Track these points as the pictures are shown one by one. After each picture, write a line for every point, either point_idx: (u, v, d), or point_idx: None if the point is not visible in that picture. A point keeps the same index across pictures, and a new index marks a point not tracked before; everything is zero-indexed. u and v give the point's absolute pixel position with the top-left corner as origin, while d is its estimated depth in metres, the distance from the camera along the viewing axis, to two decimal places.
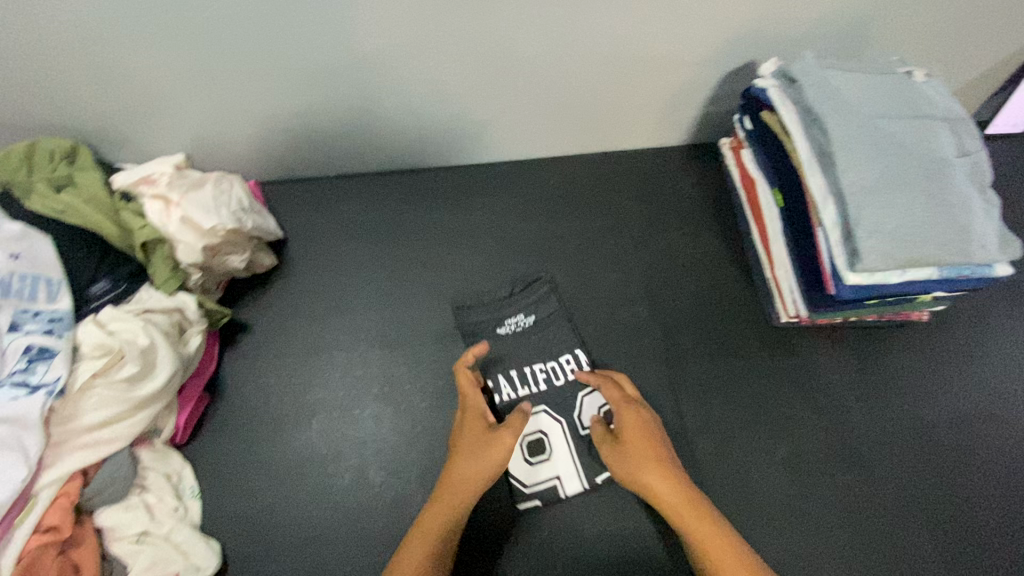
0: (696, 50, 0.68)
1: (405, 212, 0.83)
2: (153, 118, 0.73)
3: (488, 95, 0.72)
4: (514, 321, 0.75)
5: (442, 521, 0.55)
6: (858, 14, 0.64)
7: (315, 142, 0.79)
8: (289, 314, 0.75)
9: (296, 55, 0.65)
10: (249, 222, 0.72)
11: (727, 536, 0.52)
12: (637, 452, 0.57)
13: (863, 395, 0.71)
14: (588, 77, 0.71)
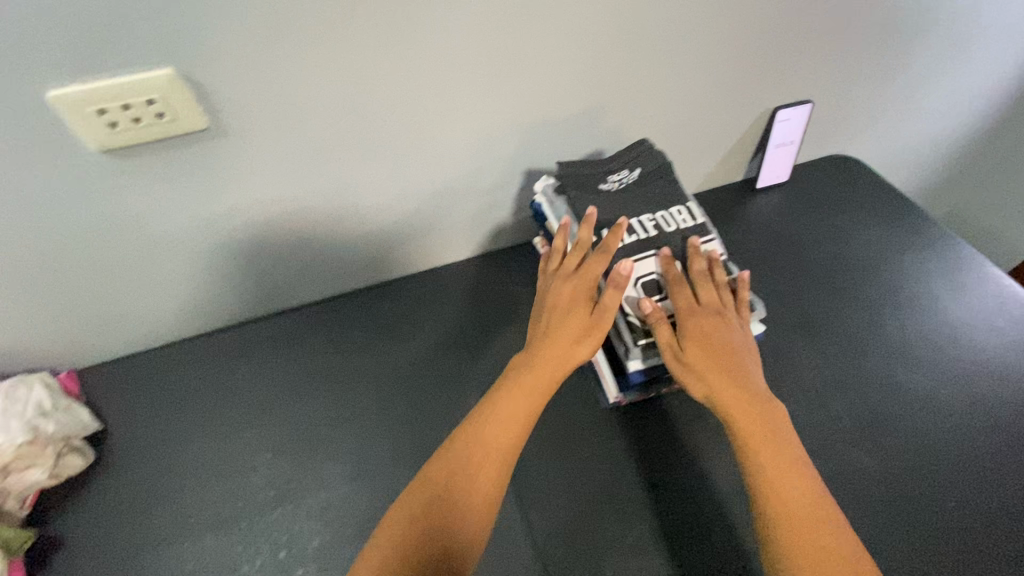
0: (480, 168, 0.79)
1: (237, 369, 0.80)
2: None
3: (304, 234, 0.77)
4: (619, 176, 0.72)
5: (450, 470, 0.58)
6: (594, 137, 0.83)
7: (129, 320, 0.78)
8: (111, 513, 0.69)
9: (81, 230, 0.65)
10: (48, 425, 0.68)
11: (776, 417, 0.60)
12: (700, 354, 0.63)
13: (706, 469, 0.69)
14: (391, 187, 0.77)
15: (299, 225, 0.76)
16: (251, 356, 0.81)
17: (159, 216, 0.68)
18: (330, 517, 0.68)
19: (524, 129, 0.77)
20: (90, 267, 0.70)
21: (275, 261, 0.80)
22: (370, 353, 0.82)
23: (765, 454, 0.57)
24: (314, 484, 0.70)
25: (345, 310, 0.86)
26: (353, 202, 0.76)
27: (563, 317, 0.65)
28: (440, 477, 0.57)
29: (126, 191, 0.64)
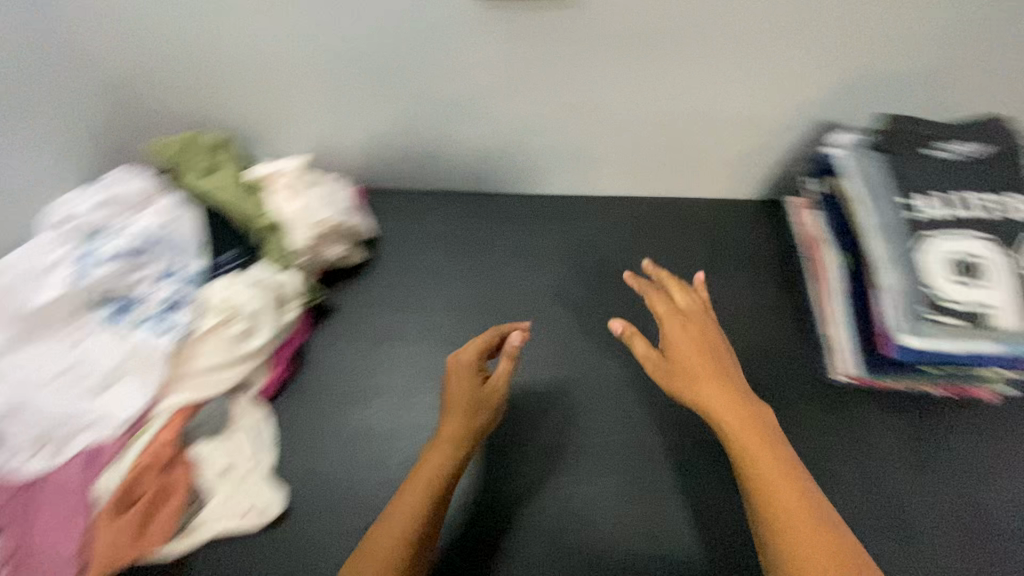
0: (775, 109, 0.77)
1: (484, 233, 0.90)
2: (287, 124, 0.85)
3: (585, 129, 0.81)
4: (958, 146, 0.67)
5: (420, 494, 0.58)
6: (909, 107, 0.76)
7: (414, 162, 0.90)
8: (371, 305, 0.84)
9: (426, 68, 0.76)
10: (353, 220, 0.83)
11: (742, 415, 0.55)
12: (686, 355, 0.59)
13: (904, 479, 0.68)
14: (684, 105, 0.77)
15: (583, 120, 0.80)
16: (497, 226, 0.90)
17: (485, 72, 0.75)
18: (539, 379, 0.78)
19: (845, 77, 0.72)
20: (414, 106, 0.81)
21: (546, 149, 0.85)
22: (599, 258, 0.87)
23: (763, 461, 0.52)
24: (531, 348, 0.80)
25: (585, 212, 0.91)
26: (643, 111, 0.78)
27: (462, 391, 0.65)
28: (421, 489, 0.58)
29: (475, 42, 0.72)
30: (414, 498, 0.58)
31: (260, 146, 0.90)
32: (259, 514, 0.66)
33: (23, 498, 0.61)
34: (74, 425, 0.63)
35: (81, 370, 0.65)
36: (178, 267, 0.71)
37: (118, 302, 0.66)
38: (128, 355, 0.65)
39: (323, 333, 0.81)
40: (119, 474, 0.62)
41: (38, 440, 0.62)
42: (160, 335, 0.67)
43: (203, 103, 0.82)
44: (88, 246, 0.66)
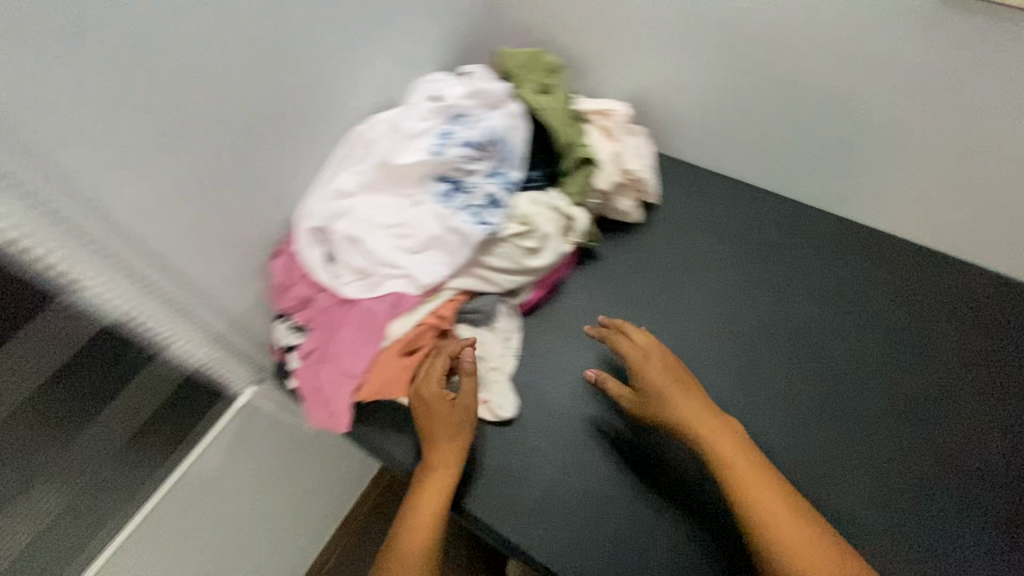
0: None
1: (766, 231, 0.88)
2: (630, 67, 0.91)
3: (934, 165, 0.78)
4: None
5: (420, 534, 0.64)
6: None
7: (726, 137, 0.92)
8: (633, 266, 0.86)
9: (809, 46, 0.77)
10: (650, 180, 0.84)
11: (739, 457, 0.63)
12: (660, 378, 0.69)
13: None
14: None
15: (946, 147, 0.76)
16: (781, 227, 0.88)
17: (864, 70, 0.75)
18: (787, 406, 0.74)
19: None
20: (765, 84, 0.83)
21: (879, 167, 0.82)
22: (891, 304, 0.80)
23: (762, 492, 0.60)
24: (789, 364, 0.77)
25: (882, 247, 0.85)
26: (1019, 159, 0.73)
27: (444, 407, 0.67)
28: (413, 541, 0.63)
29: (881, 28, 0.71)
30: (417, 539, 0.63)
31: (589, 75, 0.96)
32: (494, 412, 0.72)
33: (336, 312, 0.72)
34: (389, 271, 0.72)
35: (406, 227, 0.73)
36: (507, 169, 0.75)
37: (452, 182, 0.73)
38: (447, 230, 0.72)
39: (586, 271, 0.86)
40: (406, 325, 0.71)
41: (361, 271, 0.72)
42: (474, 224, 0.72)
43: (570, 28, 0.91)
44: (451, 124, 0.73)
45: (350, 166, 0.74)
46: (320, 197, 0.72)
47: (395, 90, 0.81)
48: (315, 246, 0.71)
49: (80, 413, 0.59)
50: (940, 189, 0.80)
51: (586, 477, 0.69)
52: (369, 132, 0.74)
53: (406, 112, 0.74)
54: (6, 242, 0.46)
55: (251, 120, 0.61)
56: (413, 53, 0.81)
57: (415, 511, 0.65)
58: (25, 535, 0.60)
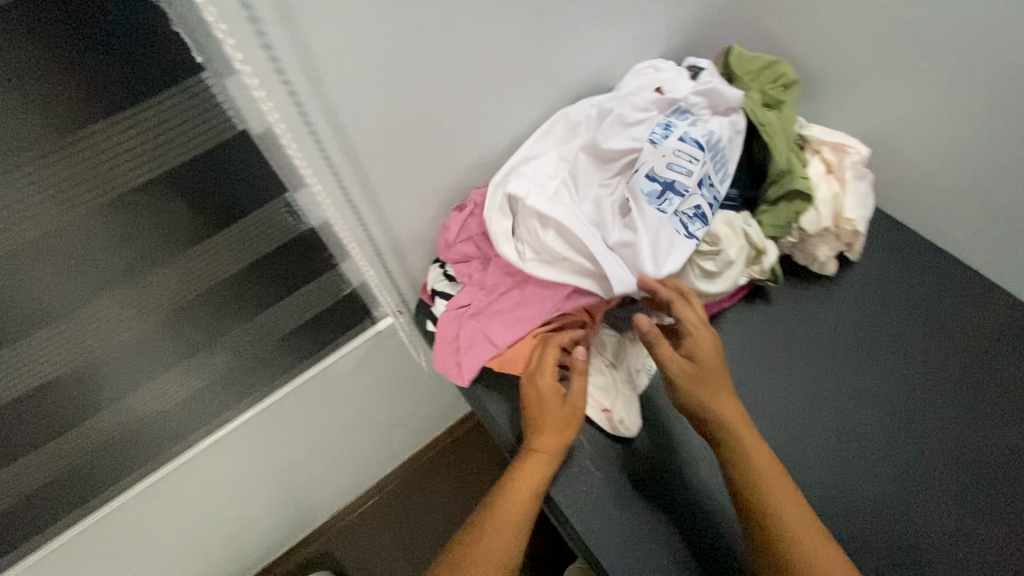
0: None
1: (982, 335, 0.75)
2: (874, 106, 0.80)
3: None
4: None
5: (516, 505, 0.61)
6: None
7: (965, 211, 0.78)
8: (806, 319, 0.78)
9: None
10: (863, 235, 0.74)
11: (759, 450, 0.58)
12: (705, 353, 0.61)
13: None
14: None
15: None
16: (1001, 333, 0.75)
17: None
18: (950, 535, 0.63)
19: None
20: None
21: None
22: None
23: (784, 501, 0.54)
24: (974, 496, 0.65)
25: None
26: None
27: (554, 400, 0.65)
28: (508, 511, 0.60)
29: None
30: (514, 509, 0.60)
31: (823, 101, 0.86)
32: (617, 424, 0.68)
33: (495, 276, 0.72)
34: (574, 258, 0.66)
35: (602, 217, 0.67)
36: (715, 184, 0.70)
37: (662, 181, 0.66)
38: (657, 233, 0.64)
39: (752, 312, 0.78)
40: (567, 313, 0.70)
41: (546, 252, 0.67)
42: (684, 236, 0.66)
43: (815, 48, 0.82)
44: (671, 118, 0.69)
45: (551, 150, 0.71)
46: (518, 168, 0.69)
47: (621, 70, 0.76)
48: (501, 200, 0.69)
49: (261, 298, 0.61)
50: None
51: (689, 519, 0.65)
52: (578, 115, 0.70)
53: (624, 99, 0.69)
54: (271, 133, 0.49)
55: (487, 69, 0.60)
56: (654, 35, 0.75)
57: (512, 482, 0.63)
58: (184, 391, 0.64)
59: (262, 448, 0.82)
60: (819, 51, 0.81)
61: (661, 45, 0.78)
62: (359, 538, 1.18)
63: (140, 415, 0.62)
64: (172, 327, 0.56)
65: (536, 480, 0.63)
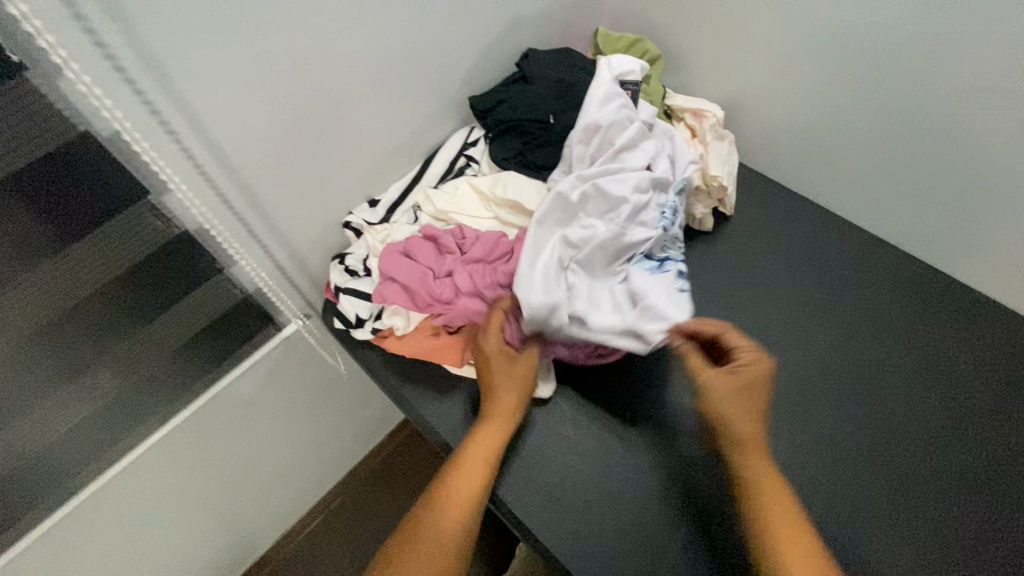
0: None
1: (844, 268, 0.83)
2: (727, 75, 0.88)
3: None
4: None
5: (460, 485, 0.60)
6: None
7: (816, 161, 0.86)
8: (694, 274, 0.83)
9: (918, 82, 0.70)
10: (731, 190, 0.82)
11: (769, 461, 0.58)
12: (751, 404, 0.59)
13: None
14: None
15: None
16: (855, 263, 0.83)
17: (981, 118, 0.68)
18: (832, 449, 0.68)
19: None
20: (865, 113, 0.77)
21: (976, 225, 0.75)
22: (969, 367, 0.74)
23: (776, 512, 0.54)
24: (848, 408, 0.71)
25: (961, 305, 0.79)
26: None
27: (507, 371, 0.65)
28: (449, 492, 0.59)
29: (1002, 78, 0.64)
30: (454, 491, 0.59)
31: (687, 75, 0.93)
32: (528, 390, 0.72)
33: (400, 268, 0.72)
34: (616, 339, 0.64)
35: (615, 301, 0.67)
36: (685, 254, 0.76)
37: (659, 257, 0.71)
38: (673, 304, 0.66)
39: None
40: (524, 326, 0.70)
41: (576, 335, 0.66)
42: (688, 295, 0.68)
43: (671, 26, 0.89)
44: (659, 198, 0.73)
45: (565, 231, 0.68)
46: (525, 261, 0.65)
47: (488, 54, 0.80)
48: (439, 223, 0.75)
49: (142, 310, 0.60)
50: None
51: (598, 463, 0.68)
52: (570, 191, 0.68)
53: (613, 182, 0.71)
54: (120, 139, 0.49)
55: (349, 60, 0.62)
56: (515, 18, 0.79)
57: (459, 461, 0.62)
58: (73, 416, 0.62)
59: (175, 476, 0.78)
60: (675, 28, 0.89)
61: (525, 27, 0.82)
62: (307, 558, 1.14)
63: (22, 451, 0.59)
64: (40, 349, 0.54)
65: (480, 455, 0.62)
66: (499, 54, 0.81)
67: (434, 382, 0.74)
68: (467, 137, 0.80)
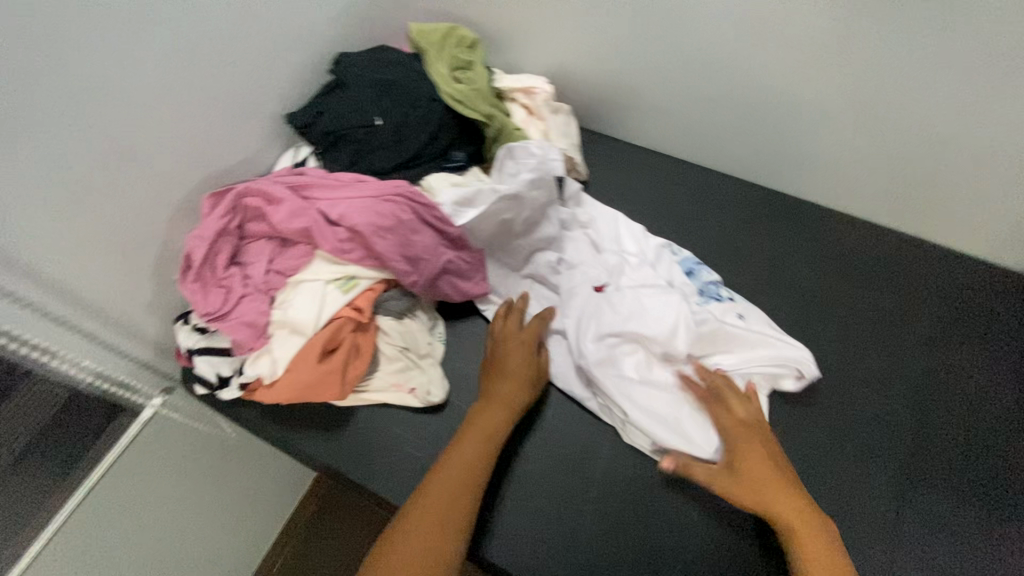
0: None
1: (689, 201, 0.86)
2: (538, 43, 0.89)
3: (832, 132, 0.77)
4: None
5: (442, 497, 0.57)
6: None
7: (640, 108, 0.88)
8: None
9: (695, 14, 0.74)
10: (576, 158, 0.83)
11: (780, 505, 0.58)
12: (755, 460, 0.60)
13: None
14: (948, 144, 0.72)
15: (828, 112, 0.76)
16: (705, 198, 0.87)
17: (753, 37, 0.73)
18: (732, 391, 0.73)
19: None
20: (663, 55, 0.81)
21: (781, 137, 0.81)
22: (808, 267, 0.80)
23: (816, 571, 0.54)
24: None
25: (804, 214, 0.85)
26: (908, 125, 0.72)
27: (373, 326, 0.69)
28: (427, 502, 0.57)
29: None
30: (437, 492, 0.58)
31: (505, 52, 0.93)
32: (427, 397, 0.69)
33: (248, 298, 0.66)
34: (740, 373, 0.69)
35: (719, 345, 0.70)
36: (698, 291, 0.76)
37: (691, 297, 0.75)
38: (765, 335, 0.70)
39: None
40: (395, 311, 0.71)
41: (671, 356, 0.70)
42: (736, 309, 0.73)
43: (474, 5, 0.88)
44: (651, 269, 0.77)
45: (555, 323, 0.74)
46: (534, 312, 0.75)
47: (290, 68, 0.76)
48: (262, 187, 0.67)
49: None
50: (845, 154, 0.79)
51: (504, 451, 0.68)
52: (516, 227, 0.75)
53: (518, 217, 0.74)
54: None
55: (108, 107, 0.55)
56: (308, 28, 0.76)
57: (436, 476, 0.59)
58: None
59: None
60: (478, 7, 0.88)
61: (324, 35, 0.79)
62: None
63: None
64: None
65: (447, 467, 0.60)
66: (305, 67, 0.78)
67: (322, 422, 0.69)
68: (294, 158, 0.76)
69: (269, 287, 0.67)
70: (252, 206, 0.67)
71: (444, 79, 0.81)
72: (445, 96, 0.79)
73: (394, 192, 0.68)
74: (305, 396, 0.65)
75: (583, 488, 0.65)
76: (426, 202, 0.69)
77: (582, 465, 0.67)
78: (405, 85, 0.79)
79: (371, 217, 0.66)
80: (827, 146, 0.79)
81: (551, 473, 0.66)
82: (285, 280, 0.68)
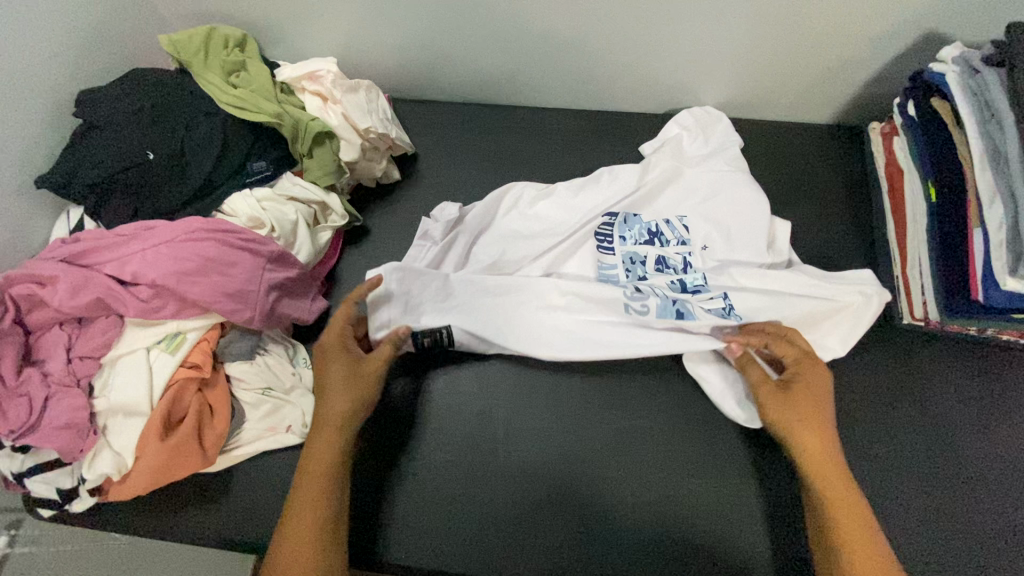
0: (843, 40, 0.71)
1: (520, 146, 0.85)
2: (310, 27, 0.80)
3: (621, 48, 0.76)
4: (978, 82, 0.59)
5: (317, 484, 0.54)
6: (972, 33, 0.68)
7: (442, 66, 0.84)
8: (403, 225, 0.80)
9: None
10: (394, 134, 0.77)
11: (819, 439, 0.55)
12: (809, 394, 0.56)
13: (966, 444, 0.62)
14: (725, 32, 0.72)
15: (611, 29, 0.74)
16: (538, 139, 0.85)
17: None
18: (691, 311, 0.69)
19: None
20: (435, 7, 0.75)
21: (582, 63, 0.80)
22: None
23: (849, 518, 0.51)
24: None
25: (634, 127, 0.85)
26: (684, 24, 0.72)
27: (223, 380, 0.63)
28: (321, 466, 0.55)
29: None
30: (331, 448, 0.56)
31: (282, 45, 0.84)
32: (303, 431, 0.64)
33: (56, 398, 0.57)
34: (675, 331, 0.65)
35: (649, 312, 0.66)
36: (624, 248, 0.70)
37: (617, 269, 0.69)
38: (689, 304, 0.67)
39: (355, 254, 0.78)
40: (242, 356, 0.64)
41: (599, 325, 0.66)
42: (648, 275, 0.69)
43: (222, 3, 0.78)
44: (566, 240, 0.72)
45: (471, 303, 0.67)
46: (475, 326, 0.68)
47: (23, 129, 0.65)
48: (29, 269, 0.58)
49: None
50: (642, 64, 0.79)
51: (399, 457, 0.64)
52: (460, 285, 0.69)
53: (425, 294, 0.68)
54: None
55: None
56: (26, 76, 0.64)
57: (308, 465, 0.55)
58: None
59: None
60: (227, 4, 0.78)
61: (54, 81, 0.68)
62: None
63: None
64: None
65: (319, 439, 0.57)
66: (43, 121, 0.67)
67: (199, 492, 0.63)
68: (68, 225, 0.67)
69: (79, 376, 0.59)
70: (22, 295, 0.57)
71: (216, 88, 0.72)
72: (224, 105, 0.71)
73: (191, 232, 0.61)
74: (163, 478, 0.59)
75: (491, 458, 0.63)
76: (235, 228, 0.63)
77: (480, 433, 0.64)
78: (172, 107, 0.69)
79: (170, 264, 0.59)
80: (625, 62, 0.79)
81: (453, 453, 0.64)
82: (98, 363, 0.60)
